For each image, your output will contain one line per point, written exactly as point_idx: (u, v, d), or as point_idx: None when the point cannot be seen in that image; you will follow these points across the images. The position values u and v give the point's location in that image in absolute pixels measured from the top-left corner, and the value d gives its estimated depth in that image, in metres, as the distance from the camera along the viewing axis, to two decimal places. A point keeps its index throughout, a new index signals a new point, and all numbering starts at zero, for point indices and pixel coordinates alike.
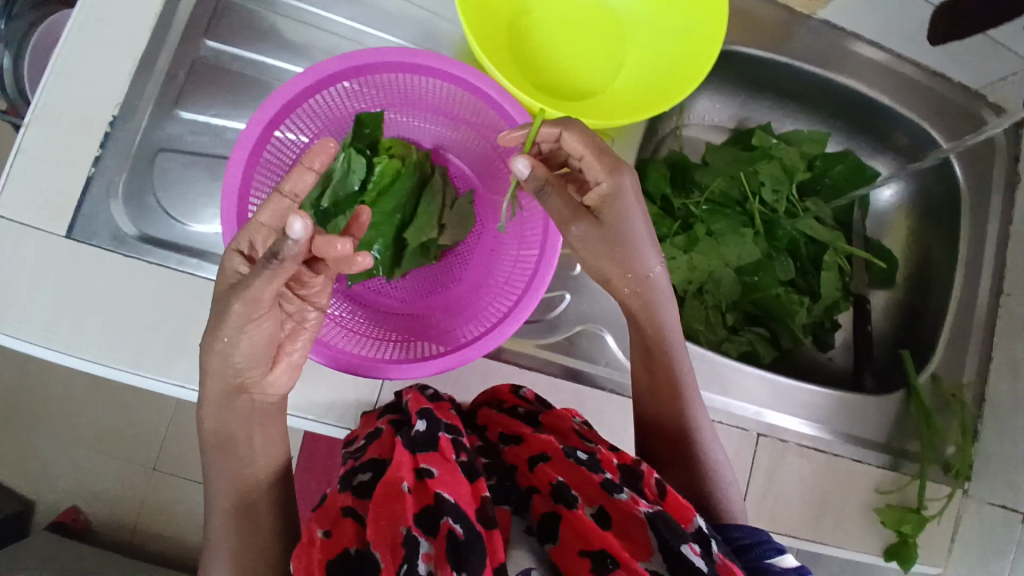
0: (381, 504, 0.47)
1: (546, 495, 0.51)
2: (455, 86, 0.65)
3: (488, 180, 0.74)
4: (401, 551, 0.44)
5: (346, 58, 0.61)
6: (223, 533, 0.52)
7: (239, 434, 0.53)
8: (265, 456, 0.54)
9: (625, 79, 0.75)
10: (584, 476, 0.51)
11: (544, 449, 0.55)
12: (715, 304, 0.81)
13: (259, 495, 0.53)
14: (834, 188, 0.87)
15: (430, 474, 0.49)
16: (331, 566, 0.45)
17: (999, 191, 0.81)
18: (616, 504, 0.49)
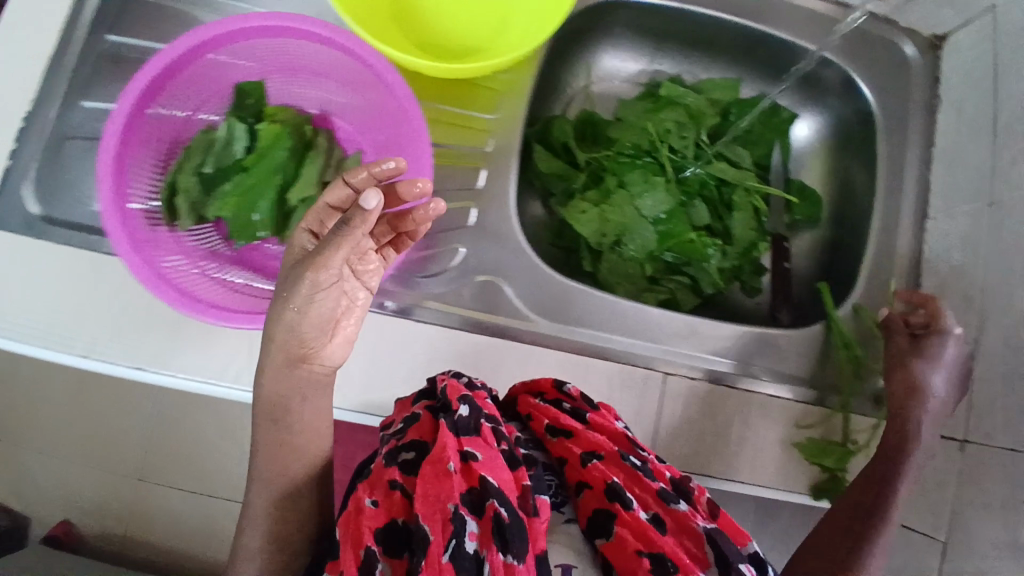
0: (431, 482, 0.49)
1: (598, 493, 0.54)
2: (329, 50, 0.66)
3: (371, 137, 0.70)
4: (451, 526, 0.46)
5: (211, 32, 0.63)
6: (255, 501, 0.56)
7: (281, 404, 0.56)
8: (301, 444, 0.57)
9: (517, 27, 0.72)
10: (641, 482, 0.54)
11: (595, 449, 0.57)
12: (626, 262, 0.82)
13: (292, 474, 0.56)
14: (754, 134, 0.86)
15: (471, 459, 0.50)
16: (377, 535, 0.49)
17: (917, 116, 0.80)
18: (672, 513, 0.52)
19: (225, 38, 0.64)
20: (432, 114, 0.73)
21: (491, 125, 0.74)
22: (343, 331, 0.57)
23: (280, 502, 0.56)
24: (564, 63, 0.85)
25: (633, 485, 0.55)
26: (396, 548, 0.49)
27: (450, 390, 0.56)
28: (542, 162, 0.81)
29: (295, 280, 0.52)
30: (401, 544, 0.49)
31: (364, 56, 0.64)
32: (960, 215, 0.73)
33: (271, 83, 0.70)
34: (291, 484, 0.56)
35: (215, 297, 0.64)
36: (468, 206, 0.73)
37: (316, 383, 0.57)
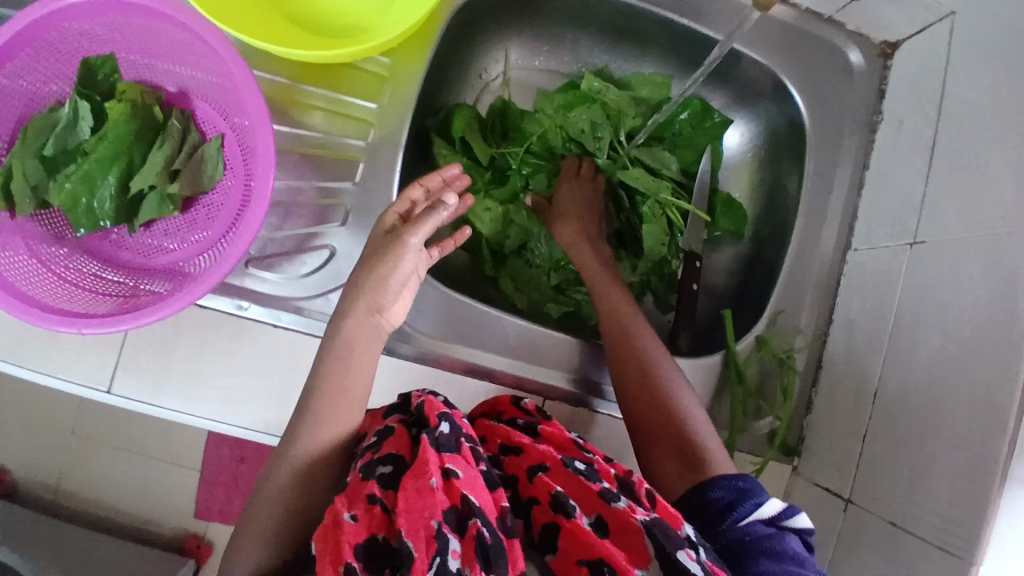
0: (413, 497, 0.47)
1: (545, 505, 0.51)
2: (181, 28, 0.59)
3: (230, 118, 0.64)
4: (435, 543, 0.45)
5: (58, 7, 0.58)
6: (278, 446, 0.54)
7: (352, 349, 0.57)
8: (343, 399, 0.56)
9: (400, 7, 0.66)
10: (583, 485, 0.52)
11: (541, 460, 0.55)
12: (528, 272, 0.77)
13: (318, 431, 0.54)
14: (681, 137, 0.79)
15: (450, 476, 0.48)
16: (358, 551, 0.46)
17: (855, 133, 0.72)
18: (613, 512, 0.50)
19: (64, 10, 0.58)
20: (307, 99, 0.67)
21: (374, 115, 0.68)
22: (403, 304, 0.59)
23: (312, 453, 0.54)
24: (470, 46, 0.76)
25: (577, 494, 0.52)
26: (378, 563, 0.47)
27: (426, 406, 0.55)
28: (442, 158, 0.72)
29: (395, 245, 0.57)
30: (383, 560, 0.47)
31: (198, 32, 0.58)
32: (880, 250, 0.67)
33: (121, 56, 0.63)
34: (322, 440, 0.54)
35: (43, 291, 0.59)
36: (334, 204, 0.67)
37: (366, 344, 0.57)
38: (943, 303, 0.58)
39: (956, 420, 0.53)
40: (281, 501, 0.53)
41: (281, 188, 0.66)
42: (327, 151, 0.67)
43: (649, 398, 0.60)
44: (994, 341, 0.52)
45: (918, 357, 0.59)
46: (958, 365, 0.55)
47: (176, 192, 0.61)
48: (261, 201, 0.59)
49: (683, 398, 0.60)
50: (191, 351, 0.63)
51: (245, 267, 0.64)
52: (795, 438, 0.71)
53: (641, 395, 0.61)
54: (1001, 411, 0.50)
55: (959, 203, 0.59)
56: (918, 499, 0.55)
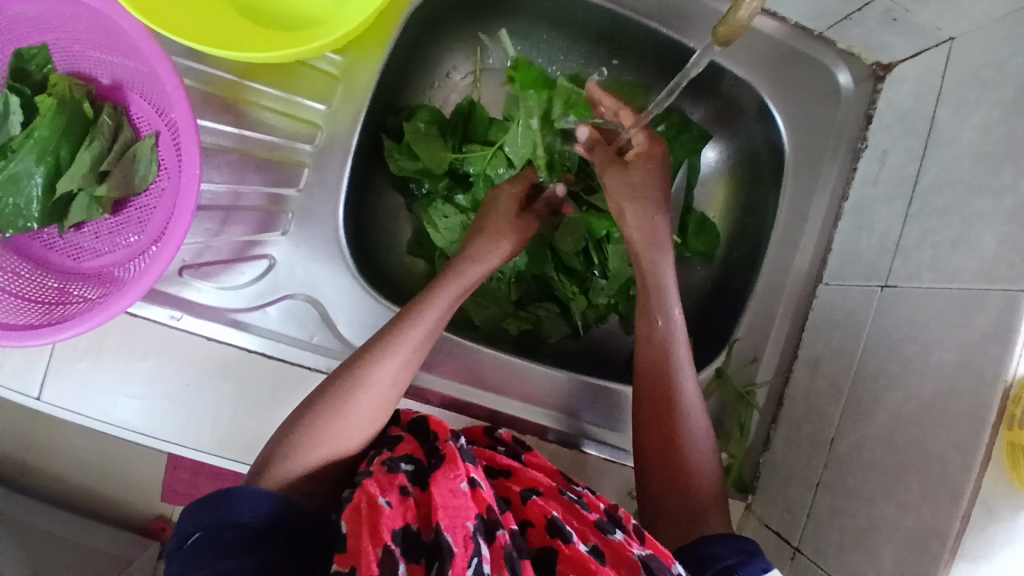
0: (447, 494, 0.47)
1: (541, 529, 0.51)
2: (112, 17, 0.55)
3: (165, 114, 0.59)
4: (473, 542, 0.45)
5: None
6: (325, 396, 0.53)
7: (430, 326, 0.57)
8: (406, 369, 0.56)
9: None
10: (581, 516, 0.52)
11: (533, 486, 0.55)
12: (489, 285, 0.74)
13: (375, 393, 0.54)
14: None
15: (476, 484, 0.49)
16: (395, 535, 0.45)
17: (837, 160, 0.69)
18: (612, 545, 0.49)
19: None
20: (256, 98, 0.63)
21: (324, 118, 0.64)
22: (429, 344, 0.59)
23: (365, 412, 0.53)
24: (434, 43, 0.72)
25: (570, 519, 0.52)
26: (413, 554, 0.45)
27: (432, 423, 0.57)
28: (396, 162, 0.68)
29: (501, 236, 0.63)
30: (415, 552, 0.45)
31: (126, 26, 0.54)
32: (850, 289, 0.64)
33: (54, 44, 0.59)
34: (377, 403, 0.54)
35: None
36: (281, 211, 0.63)
37: (436, 328, 0.58)
38: (908, 358, 0.55)
39: (909, 485, 0.52)
40: (326, 448, 0.51)
41: (221, 192, 0.62)
42: (274, 154, 0.63)
43: (654, 416, 0.58)
44: (955, 408, 0.50)
45: (877, 411, 0.56)
46: (916, 427, 0.52)
47: (105, 194, 0.57)
48: (187, 204, 0.55)
49: (695, 427, 0.57)
50: (125, 361, 0.60)
51: (179, 274, 0.61)
52: (750, 474, 0.69)
53: (653, 410, 0.58)
54: (955, 485, 0.48)
55: (935, 253, 0.55)
56: (863, 561, 0.53)
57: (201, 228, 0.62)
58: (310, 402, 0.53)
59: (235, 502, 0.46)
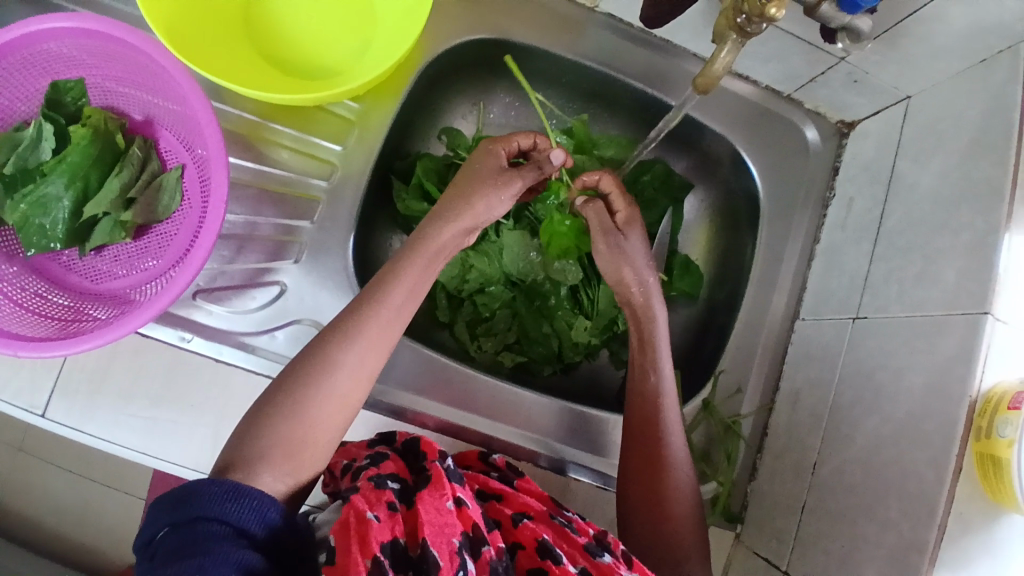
0: (434, 512, 0.47)
1: (531, 551, 0.51)
2: (152, 59, 0.60)
3: (192, 150, 0.64)
4: (459, 558, 0.45)
5: (29, 28, 0.58)
6: (296, 380, 0.52)
7: (397, 306, 0.57)
8: (374, 351, 0.55)
9: (374, 56, 0.68)
10: (570, 539, 0.52)
11: (524, 509, 0.55)
12: (484, 318, 0.77)
13: (345, 376, 0.53)
14: (644, 197, 0.79)
15: (463, 503, 0.49)
16: (383, 548, 0.44)
17: (810, 206, 0.75)
18: (598, 566, 0.50)
19: (40, 32, 0.59)
20: (276, 137, 0.68)
21: (338, 157, 0.69)
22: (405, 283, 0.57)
23: (335, 395, 0.53)
24: (441, 97, 0.79)
25: (560, 542, 0.53)
26: (401, 565, 0.45)
27: (423, 441, 0.56)
28: (402, 202, 0.73)
29: (508, 181, 0.62)
30: (403, 564, 0.45)
31: (165, 65, 0.59)
32: (825, 323, 0.69)
33: (89, 80, 0.64)
34: (352, 375, 0.53)
35: None
36: (291, 242, 0.67)
37: (401, 310, 0.57)
38: (882, 381, 0.59)
39: (889, 501, 0.54)
40: (298, 427, 0.51)
41: (238, 222, 0.66)
42: (288, 189, 0.68)
43: (645, 464, 0.61)
44: (927, 426, 0.53)
45: (856, 434, 0.60)
46: (892, 446, 0.56)
47: (130, 220, 0.61)
48: (211, 232, 0.59)
49: (679, 477, 0.61)
50: (130, 381, 0.61)
51: (192, 298, 0.64)
52: (737, 505, 0.71)
53: (644, 461, 0.61)
54: (930, 498, 0.51)
55: (901, 286, 0.60)
56: None
57: (217, 255, 0.65)
58: (284, 384, 0.52)
59: (206, 500, 0.44)
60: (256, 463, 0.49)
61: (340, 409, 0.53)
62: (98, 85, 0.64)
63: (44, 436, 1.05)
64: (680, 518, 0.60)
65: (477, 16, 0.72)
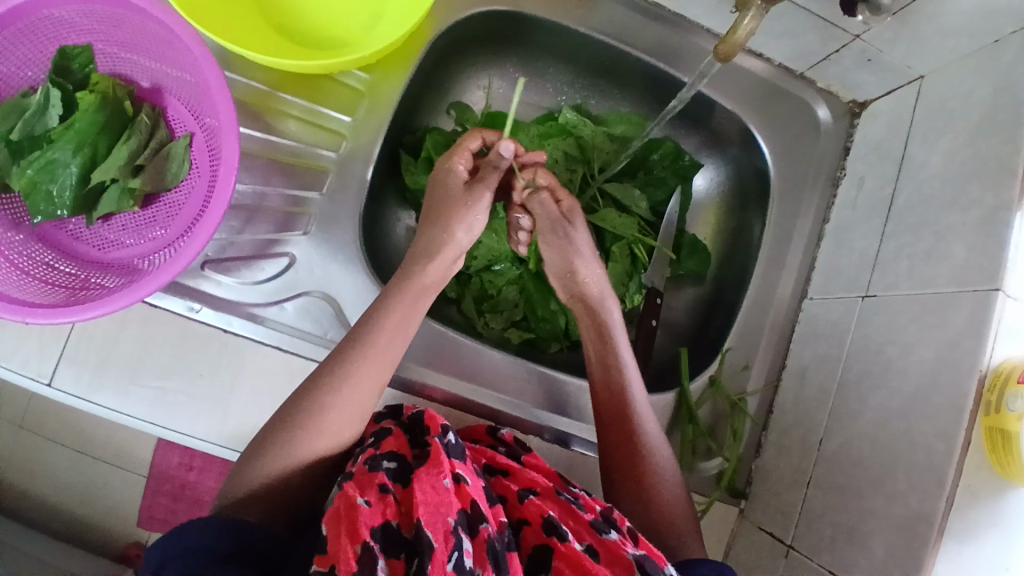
0: (429, 491, 0.47)
1: (536, 527, 0.50)
2: (163, 23, 0.59)
3: (201, 118, 0.63)
4: (454, 537, 0.44)
5: None
6: (276, 425, 0.52)
7: (390, 337, 0.56)
8: (369, 384, 0.55)
9: (386, 24, 0.67)
10: (576, 515, 0.51)
11: (530, 485, 0.54)
12: (491, 295, 0.77)
13: (334, 417, 0.53)
14: (652, 176, 0.80)
15: (461, 480, 0.48)
16: (374, 533, 0.44)
17: (820, 186, 0.75)
18: (605, 543, 0.49)
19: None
20: (284, 107, 0.67)
21: (347, 128, 0.68)
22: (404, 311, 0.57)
23: (325, 435, 0.53)
24: (450, 71, 0.78)
25: (566, 519, 0.52)
26: (392, 549, 0.45)
27: (427, 415, 0.54)
28: (411, 175, 0.73)
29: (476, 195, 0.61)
30: (395, 548, 0.45)
31: (175, 29, 0.59)
32: (833, 301, 0.69)
33: (97, 47, 0.63)
34: (347, 414, 0.53)
35: None
36: (301, 212, 0.66)
37: (393, 343, 0.57)
38: (889, 358, 0.59)
39: (895, 475, 0.55)
40: (287, 467, 0.51)
41: (247, 192, 0.66)
42: (297, 159, 0.67)
43: (626, 457, 0.61)
44: (934, 402, 0.54)
45: (863, 412, 0.60)
46: (899, 421, 0.56)
47: (138, 187, 0.60)
48: (221, 201, 0.58)
49: (663, 465, 0.61)
50: (138, 350, 0.61)
51: (200, 269, 0.63)
52: (743, 480, 0.71)
53: (625, 451, 0.61)
54: (938, 471, 0.51)
55: (910, 264, 0.61)
56: (855, 553, 0.56)
57: (226, 225, 0.65)
58: (278, 426, 0.52)
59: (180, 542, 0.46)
60: (240, 508, 0.50)
61: (333, 444, 0.53)
62: (107, 52, 0.63)
63: (48, 411, 1.05)
64: (665, 503, 0.60)
65: None
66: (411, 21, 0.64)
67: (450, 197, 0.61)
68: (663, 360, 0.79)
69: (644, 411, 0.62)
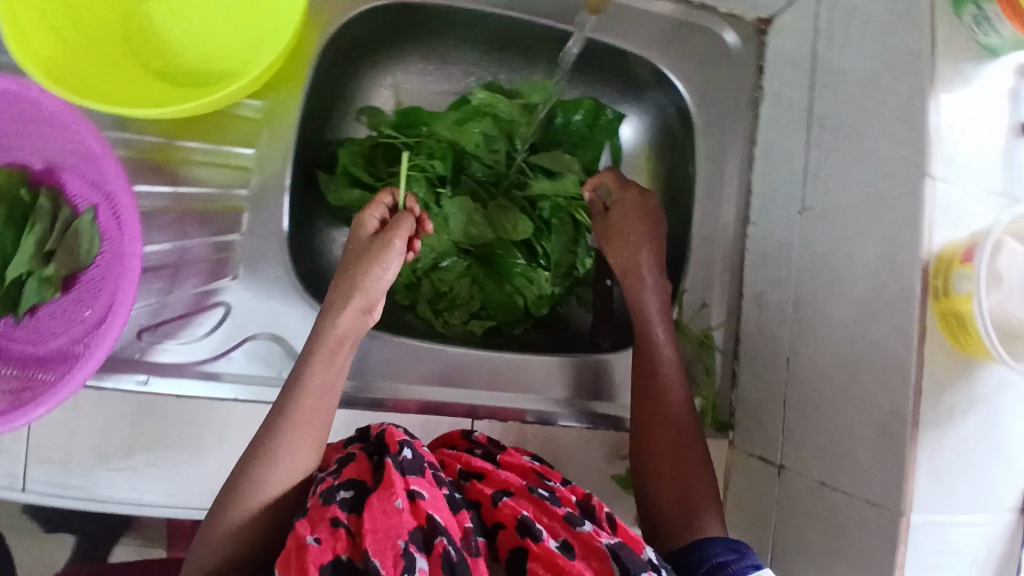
0: (379, 518, 0.46)
1: (511, 529, 0.49)
2: (40, 102, 0.58)
3: (99, 188, 0.60)
4: (403, 561, 0.44)
5: None
6: (221, 500, 0.52)
7: (311, 403, 0.56)
8: (305, 444, 0.55)
9: (266, 44, 0.64)
10: (549, 510, 0.50)
11: (505, 487, 0.53)
12: (444, 292, 0.76)
13: (275, 484, 0.53)
14: (577, 137, 0.79)
15: (415, 498, 0.47)
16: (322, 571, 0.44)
17: (741, 111, 0.75)
18: (580, 536, 0.48)
19: None
20: (183, 155, 0.65)
21: (252, 162, 0.66)
22: (331, 362, 0.58)
23: (267, 504, 0.52)
24: (351, 77, 0.76)
25: (540, 515, 0.50)
26: None
27: (387, 435, 0.54)
28: (333, 193, 0.71)
29: (386, 249, 0.61)
30: None
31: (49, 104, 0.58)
32: (775, 222, 0.69)
33: None
34: (287, 476, 0.53)
35: None
36: (227, 258, 0.65)
37: (321, 403, 0.56)
38: (836, 266, 0.59)
39: (862, 380, 0.55)
40: (236, 544, 0.51)
41: (166, 250, 0.64)
42: (211, 205, 0.65)
43: (664, 446, 0.63)
44: (886, 301, 0.54)
45: (821, 324, 0.60)
46: (856, 327, 0.56)
47: (54, 273, 0.59)
48: (134, 272, 0.57)
49: (699, 455, 0.63)
50: (96, 435, 0.60)
51: (138, 339, 0.62)
52: (726, 412, 0.73)
53: (658, 443, 0.64)
54: (901, 369, 0.52)
55: (839, 169, 0.60)
56: (839, 463, 0.57)
57: (153, 289, 0.63)
58: (218, 499, 0.52)
59: None
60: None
61: (278, 512, 0.53)
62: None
63: None
64: (698, 497, 0.61)
65: None
66: (287, 37, 0.62)
67: (362, 251, 0.62)
68: (626, 315, 0.79)
69: (679, 407, 0.65)
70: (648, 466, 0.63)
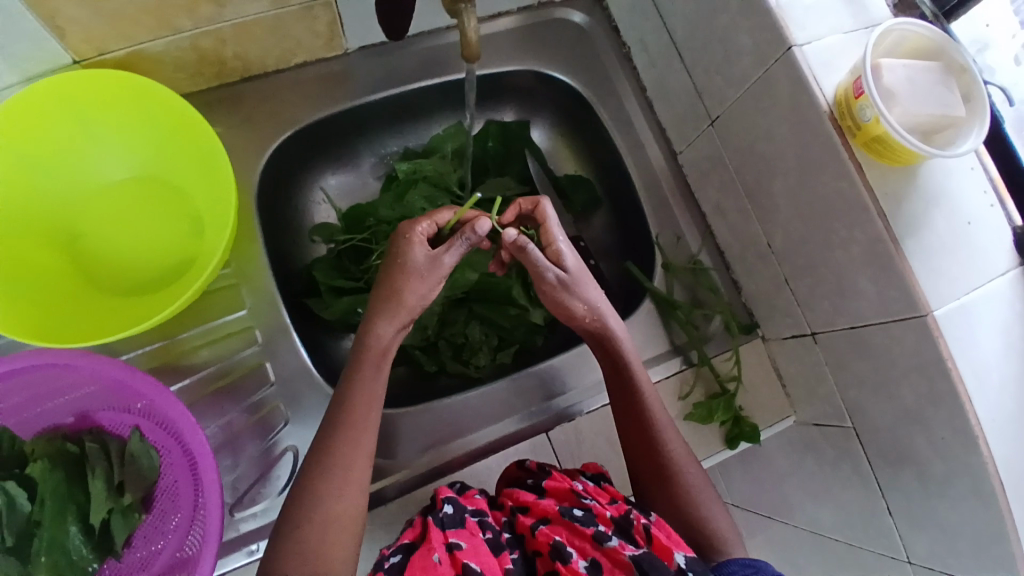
0: (421, 570, 0.52)
1: (546, 556, 0.56)
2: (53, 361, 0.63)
3: (132, 407, 0.66)
4: None
5: None
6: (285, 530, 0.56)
7: (358, 414, 0.60)
8: (360, 461, 0.59)
9: (209, 227, 0.70)
10: (580, 532, 0.57)
11: (544, 514, 0.60)
12: (462, 342, 0.81)
13: (335, 499, 0.57)
14: (500, 159, 0.86)
15: (454, 549, 0.54)
16: None
17: (619, 71, 0.83)
18: (607, 553, 0.55)
19: None
20: (184, 345, 0.70)
21: (249, 317, 0.71)
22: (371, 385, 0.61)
23: (333, 519, 0.56)
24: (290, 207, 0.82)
25: (574, 537, 0.57)
26: None
27: (437, 498, 0.61)
28: (328, 310, 0.76)
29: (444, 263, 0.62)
30: None
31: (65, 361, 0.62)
32: (696, 142, 0.76)
33: (11, 423, 0.65)
34: (345, 494, 0.57)
35: None
36: (270, 408, 0.69)
37: (370, 416, 0.61)
38: (761, 152, 0.67)
39: (832, 228, 0.62)
40: (309, 560, 0.54)
41: (214, 432, 0.68)
42: (231, 374, 0.70)
43: (655, 467, 0.64)
44: (814, 157, 0.61)
45: (778, 202, 0.67)
46: (803, 189, 0.64)
47: (134, 499, 0.63)
48: (205, 454, 0.61)
49: (692, 471, 0.64)
50: None
51: (232, 516, 0.66)
52: (745, 316, 0.79)
53: (650, 461, 0.65)
54: (856, 202, 0.58)
55: (720, 75, 0.68)
56: (853, 302, 0.63)
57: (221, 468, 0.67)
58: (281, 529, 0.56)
59: None
60: None
61: (341, 533, 0.56)
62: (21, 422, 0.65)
63: None
64: (702, 511, 0.62)
65: (263, 129, 0.75)
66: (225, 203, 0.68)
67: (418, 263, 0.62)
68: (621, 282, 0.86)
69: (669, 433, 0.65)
70: (649, 482, 0.65)
